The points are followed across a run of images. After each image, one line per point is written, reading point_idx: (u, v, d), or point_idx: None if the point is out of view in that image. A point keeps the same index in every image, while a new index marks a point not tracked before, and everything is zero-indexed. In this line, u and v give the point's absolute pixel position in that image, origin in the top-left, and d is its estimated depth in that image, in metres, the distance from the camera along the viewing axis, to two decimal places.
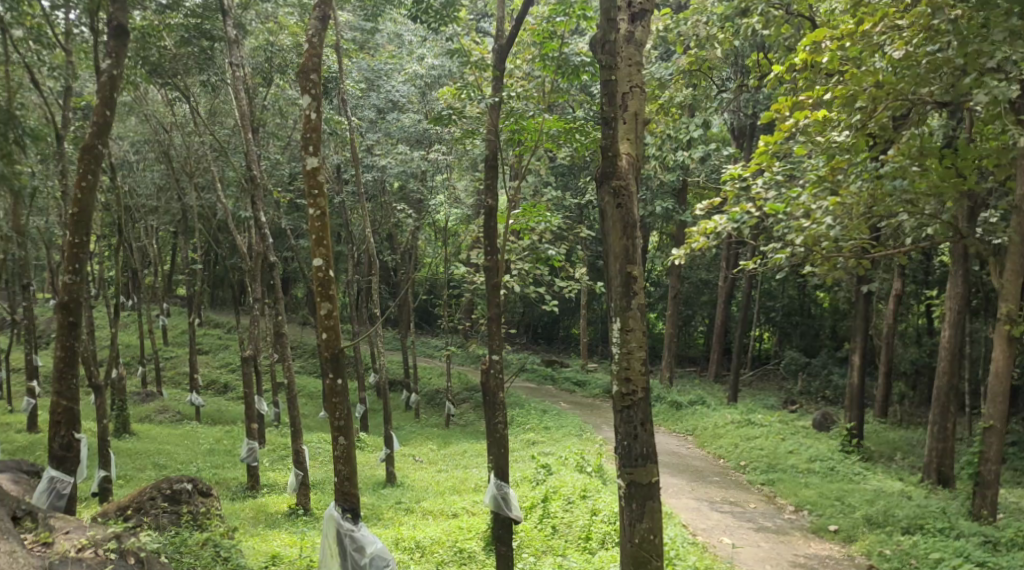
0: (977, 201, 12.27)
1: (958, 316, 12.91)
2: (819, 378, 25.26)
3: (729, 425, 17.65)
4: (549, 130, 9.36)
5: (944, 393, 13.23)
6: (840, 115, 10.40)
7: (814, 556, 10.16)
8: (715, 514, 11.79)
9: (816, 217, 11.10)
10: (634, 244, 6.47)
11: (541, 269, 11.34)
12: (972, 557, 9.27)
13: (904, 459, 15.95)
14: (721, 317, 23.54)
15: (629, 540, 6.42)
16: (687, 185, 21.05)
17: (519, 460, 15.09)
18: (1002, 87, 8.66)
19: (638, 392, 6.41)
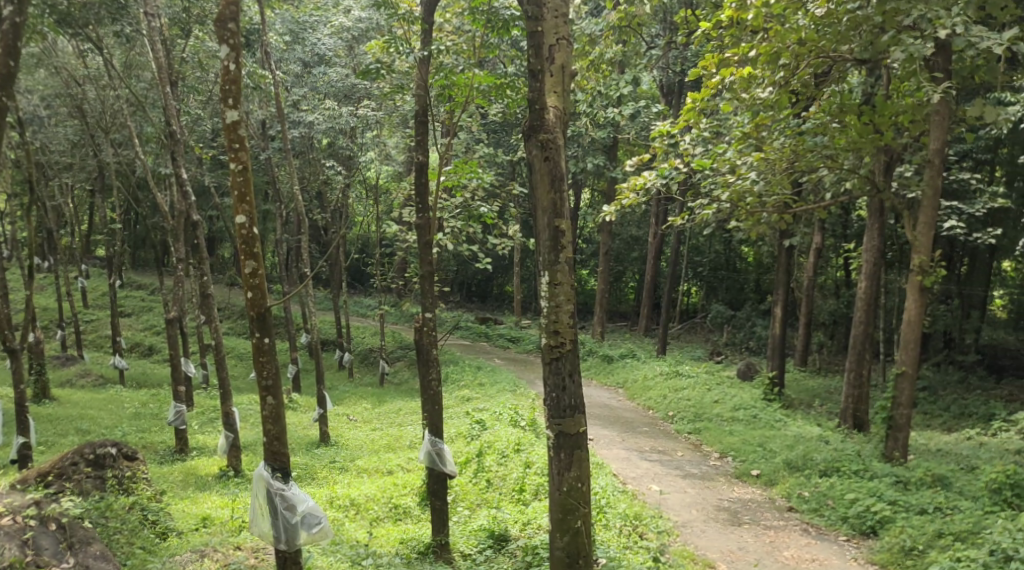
0: (893, 156, 12.68)
1: (874, 268, 13.41)
2: (744, 330, 26.00)
3: (658, 377, 18.10)
4: (480, 85, 9.19)
5: (860, 343, 13.79)
6: (764, 72, 10.65)
7: (736, 500, 10.54)
8: (644, 462, 12.11)
9: (742, 173, 11.46)
10: (563, 197, 6.53)
11: (474, 228, 11.24)
12: (883, 496, 9.75)
13: (823, 406, 16.60)
14: (650, 272, 23.89)
15: (558, 489, 6.59)
16: (618, 141, 21.17)
17: (453, 417, 15.18)
18: (917, 45, 9.01)
19: (566, 344, 6.50)
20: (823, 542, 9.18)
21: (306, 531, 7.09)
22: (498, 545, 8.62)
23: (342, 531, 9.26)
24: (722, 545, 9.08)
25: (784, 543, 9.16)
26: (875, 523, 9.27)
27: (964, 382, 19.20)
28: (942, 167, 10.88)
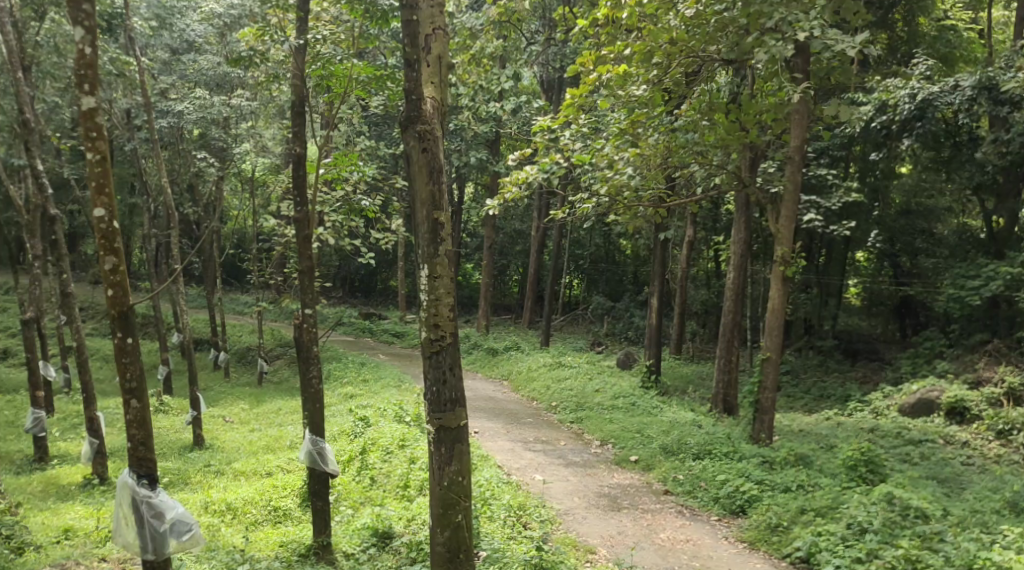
0: (758, 152, 13.33)
1: (742, 260, 14.08)
2: (624, 320, 26.69)
3: (541, 368, 18.36)
4: (359, 76, 9.05)
5: (729, 331, 14.40)
6: (638, 70, 10.92)
7: (616, 486, 10.83)
8: (528, 453, 12.24)
9: (618, 168, 11.71)
10: (441, 188, 6.52)
11: (356, 222, 10.78)
12: (751, 476, 10.24)
13: (697, 392, 17.29)
14: (533, 265, 24.17)
15: (438, 483, 6.58)
16: (500, 136, 21.32)
17: (336, 414, 14.90)
18: (779, 47, 9.45)
19: (446, 337, 6.50)
20: (696, 523, 9.54)
21: (175, 539, 6.82)
22: (382, 543, 8.51)
23: (217, 537, 8.96)
24: (602, 530, 9.31)
25: (661, 525, 9.47)
26: (744, 502, 9.72)
27: (823, 365, 20.41)
28: (802, 163, 11.52)
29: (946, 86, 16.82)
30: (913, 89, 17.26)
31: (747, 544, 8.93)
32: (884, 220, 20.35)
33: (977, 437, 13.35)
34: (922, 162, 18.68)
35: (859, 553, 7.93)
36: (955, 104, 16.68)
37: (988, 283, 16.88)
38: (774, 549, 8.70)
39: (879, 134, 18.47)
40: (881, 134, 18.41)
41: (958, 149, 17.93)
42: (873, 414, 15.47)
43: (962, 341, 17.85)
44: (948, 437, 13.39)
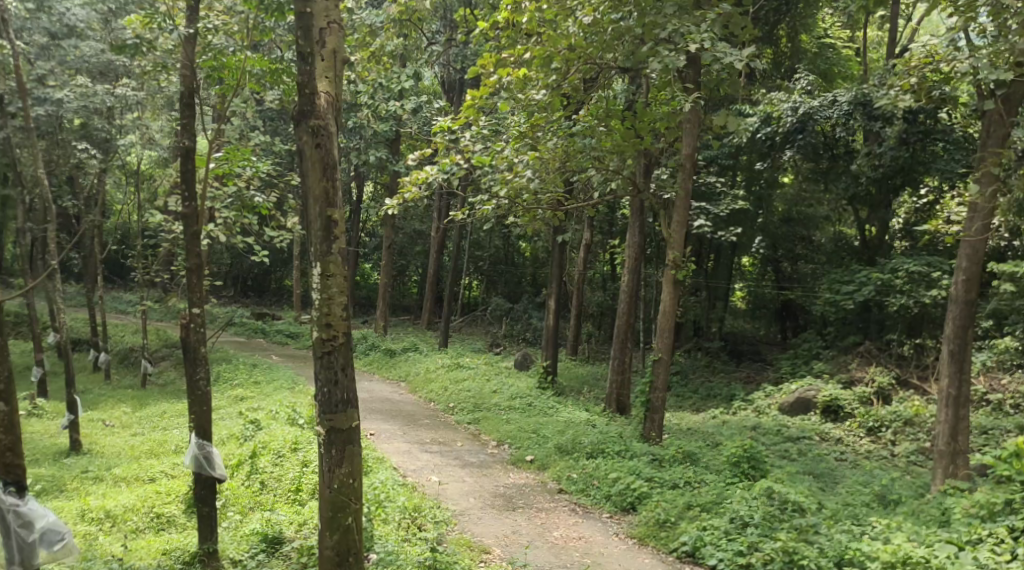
0: (652, 160, 13.72)
1: (635, 264, 14.43)
2: (521, 322, 26.88)
3: (439, 370, 18.31)
4: (253, 69, 8.83)
5: (622, 333, 14.71)
6: (538, 73, 11.02)
7: (512, 485, 10.92)
8: (424, 454, 12.19)
9: (517, 170, 11.84)
10: (335, 186, 6.42)
11: (249, 219, 10.48)
12: (642, 474, 10.51)
13: (591, 392, 17.60)
14: (433, 266, 24.07)
15: (328, 486, 6.49)
16: (399, 136, 21.14)
17: (225, 417, 14.43)
18: (671, 57, 9.79)
19: (339, 337, 6.41)
20: (589, 521, 9.72)
21: (46, 548, 6.48)
22: (272, 549, 8.28)
23: (94, 546, 8.54)
24: (497, 530, 9.36)
25: (555, 524, 9.60)
26: (634, 499, 9.96)
27: (711, 365, 21.13)
28: (693, 171, 11.91)
29: (825, 101, 18.01)
30: (795, 103, 18.42)
31: (636, 540, 9.15)
32: (768, 227, 21.03)
33: (850, 433, 14.12)
34: (802, 173, 19.75)
35: (741, 547, 8.26)
36: (833, 118, 17.95)
37: (861, 288, 17.84)
38: (662, 544, 8.94)
39: (764, 145, 19.44)
40: (766, 145, 19.38)
41: (836, 160, 19.11)
42: (756, 412, 16.13)
43: (838, 343, 18.85)
44: (824, 434, 14.10)
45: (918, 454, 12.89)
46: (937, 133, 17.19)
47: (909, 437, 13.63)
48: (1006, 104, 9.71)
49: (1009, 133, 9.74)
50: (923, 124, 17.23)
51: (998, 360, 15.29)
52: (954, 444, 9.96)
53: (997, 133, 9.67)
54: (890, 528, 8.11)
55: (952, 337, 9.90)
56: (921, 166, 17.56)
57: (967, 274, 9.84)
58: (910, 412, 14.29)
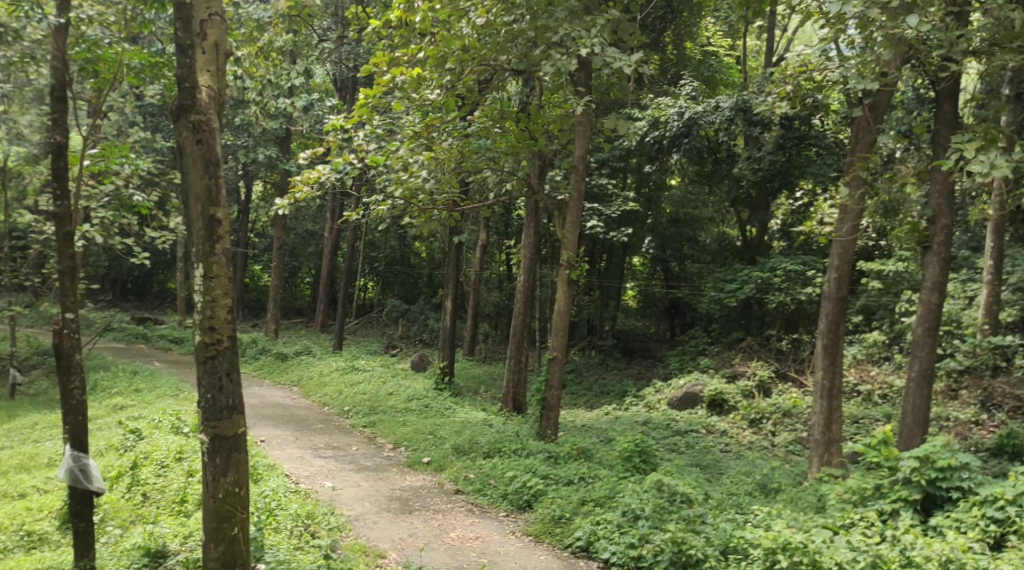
0: (546, 161, 13.88)
1: (530, 264, 14.57)
2: (417, 323, 26.71)
3: (333, 373, 17.99)
4: (130, 63, 8.38)
5: (518, 332, 14.81)
6: (431, 73, 10.94)
7: (407, 488, 10.84)
8: (317, 460, 11.95)
9: (412, 171, 11.76)
10: (218, 183, 6.22)
11: (128, 219, 10.00)
12: (537, 471, 10.63)
13: (488, 392, 17.69)
14: (327, 267, 23.63)
15: (213, 496, 6.27)
16: (289, 134, 20.67)
17: (103, 428, 13.72)
18: (563, 60, 9.97)
19: (223, 340, 6.21)
20: (485, 520, 9.76)
21: None
22: (155, 564, 7.90)
23: None
24: (393, 533, 9.26)
25: (451, 525, 9.59)
26: (530, 497, 10.06)
27: (604, 363, 21.56)
28: (585, 172, 12.10)
29: (709, 107, 18.48)
30: (681, 108, 18.94)
31: (532, 537, 9.24)
32: (656, 228, 21.65)
33: (734, 426, 14.69)
34: (688, 175, 20.68)
35: (633, 539, 8.46)
36: (716, 123, 18.44)
37: (742, 286, 18.65)
38: (557, 540, 9.06)
39: (652, 148, 19.99)
40: (654, 149, 19.92)
41: (718, 164, 20.00)
42: (647, 408, 16.59)
43: (722, 339, 19.56)
44: (710, 427, 14.63)
45: (796, 444, 13.53)
46: (812, 138, 18.18)
47: (787, 428, 14.29)
48: (873, 111, 10.24)
49: (874, 139, 10.29)
50: (798, 129, 18.20)
51: (868, 353, 16.23)
52: (828, 434, 10.51)
53: (865, 139, 10.20)
54: (770, 516, 8.44)
55: (826, 332, 10.41)
56: (796, 170, 18.63)
57: (839, 272, 10.36)
58: (788, 404, 14.98)
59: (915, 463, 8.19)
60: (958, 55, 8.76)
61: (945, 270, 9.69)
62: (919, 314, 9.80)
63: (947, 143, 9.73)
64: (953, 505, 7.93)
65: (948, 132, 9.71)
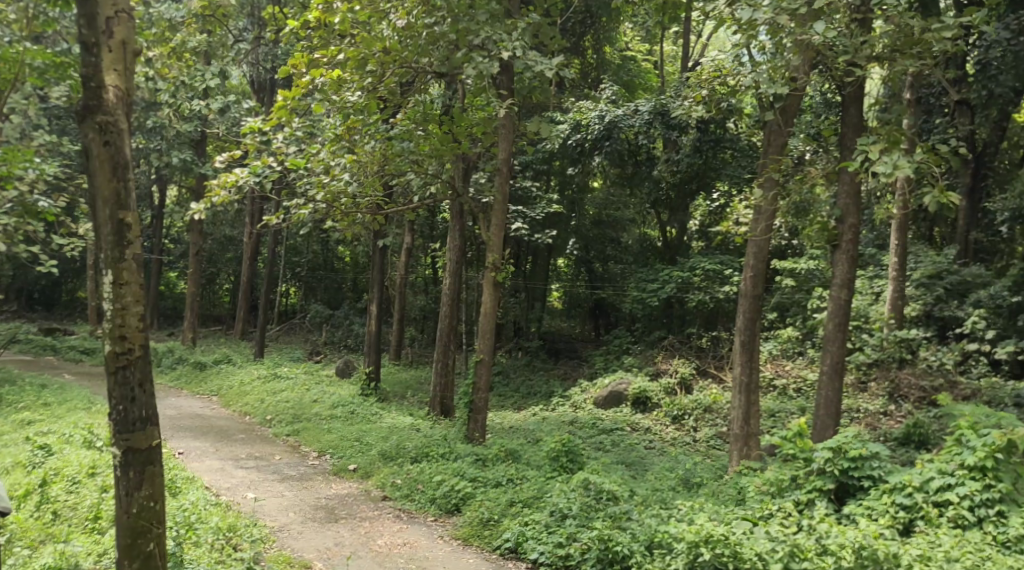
0: (470, 164, 13.90)
1: (456, 267, 14.56)
2: (342, 329, 26.38)
3: (255, 382, 17.60)
4: (33, 62, 7.95)
5: (444, 335, 14.76)
6: (352, 75, 10.80)
7: (333, 496, 10.68)
8: (239, 471, 11.67)
9: (334, 174, 11.58)
10: (127, 187, 6.03)
11: (33, 226, 9.54)
12: (466, 474, 10.63)
13: (415, 396, 17.59)
14: (247, 273, 23.10)
15: (126, 511, 6.07)
16: (205, 136, 20.15)
17: (8, 445, 13.07)
18: (485, 63, 10.00)
19: (135, 350, 6.02)
20: (414, 525, 9.69)
21: None
22: None
23: None
24: (319, 543, 9.11)
25: (379, 532, 9.48)
26: (458, 500, 10.04)
27: (531, 364, 21.66)
28: (509, 175, 12.16)
29: (628, 111, 18.94)
30: (602, 111, 19.29)
31: (460, 541, 9.21)
32: (580, 230, 21.75)
33: (658, 423, 14.98)
34: (610, 178, 20.88)
35: (560, 538, 8.54)
36: (636, 127, 18.90)
37: (663, 286, 19.18)
38: (485, 543, 9.07)
39: (575, 151, 20.19)
40: (576, 152, 20.11)
41: (639, 165, 20.27)
42: (573, 408, 16.75)
43: (645, 338, 19.87)
44: (634, 424, 14.88)
45: (717, 439, 13.86)
46: (727, 141, 18.76)
47: (708, 424, 14.63)
48: (784, 115, 10.60)
49: (786, 142, 10.64)
50: (714, 132, 18.67)
51: (783, 349, 16.75)
52: (747, 428, 10.82)
53: (778, 142, 10.56)
54: (693, 509, 8.59)
55: (743, 329, 10.70)
56: (712, 171, 19.32)
57: (755, 271, 10.69)
58: (709, 400, 15.35)
59: (829, 454, 8.47)
60: (862, 61, 9.13)
61: (852, 268, 10.07)
62: (830, 310, 10.17)
63: (853, 146, 10.14)
64: (865, 493, 8.27)
65: (855, 134, 10.12)
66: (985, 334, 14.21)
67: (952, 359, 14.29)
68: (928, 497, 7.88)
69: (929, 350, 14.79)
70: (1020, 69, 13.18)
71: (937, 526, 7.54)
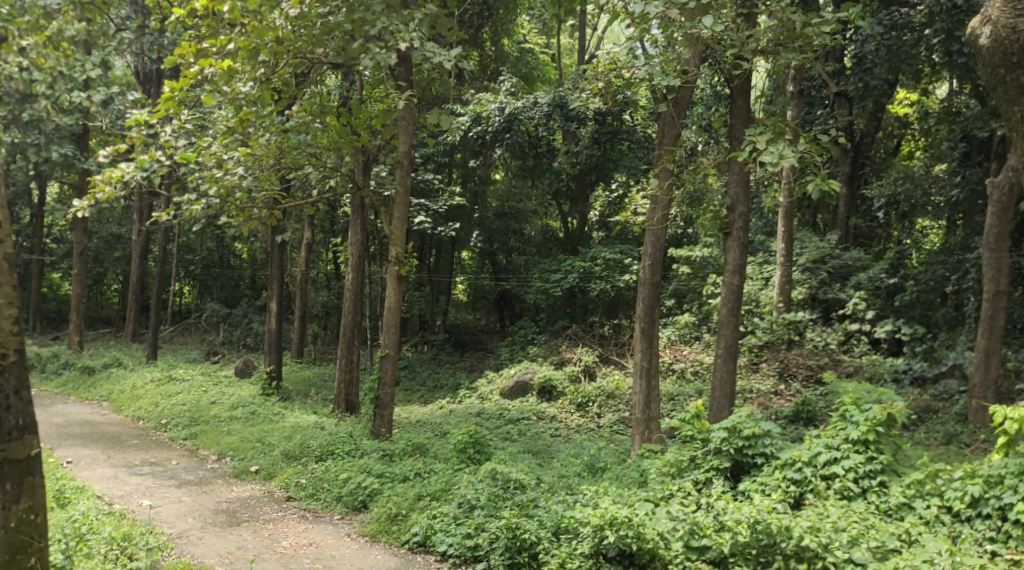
0: (371, 157, 13.75)
1: (358, 261, 14.36)
2: (241, 327, 25.68)
3: (148, 385, 16.92)
4: None
5: (348, 331, 14.53)
6: (243, 66, 10.46)
7: (234, 499, 10.40)
8: (133, 478, 11.22)
9: (228, 167, 11.20)
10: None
11: None
12: (372, 471, 10.53)
13: (318, 394, 17.30)
14: (137, 272, 22.15)
15: (2, 527, 5.73)
16: (87, 130, 19.20)
17: None
18: (382, 54, 9.88)
19: (9, 355, 5.71)
20: (319, 525, 9.54)
21: None
22: None
23: None
24: (220, 548, 8.85)
25: (283, 533, 9.28)
26: (365, 497, 9.94)
27: (436, 357, 21.56)
28: (410, 168, 12.07)
29: (527, 102, 19.28)
30: (501, 104, 19.44)
31: (368, 538, 9.13)
32: (483, 222, 21.80)
33: (563, 411, 15.19)
34: (512, 169, 21.25)
35: (469, 529, 8.56)
36: (535, 118, 19.33)
37: (566, 276, 19.56)
38: (394, 538, 8.99)
39: (477, 143, 20.31)
40: (478, 144, 20.25)
41: (539, 158, 20.62)
42: (480, 399, 16.83)
43: (549, 328, 20.09)
44: (540, 413, 15.05)
45: (619, 424, 14.18)
46: (624, 133, 19.32)
47: (611, 409, 14.93)
48: (676, 107, 10.86)
49: (679, 134, 10.91)
50: (611, 124, 19.30)
51: (681, 334, 17.22)
52: (648, 412, 11.09)
53: (671, 133, 10.81)
54: (598, 494, 8.74)
55: (643, 316, 10.95)
56: (611, 162, 19.81)
57: (653, 259, 10.95)
58: (611, 386, 15.67)
59: (725, 433, 8.79)
60: (749, 55, 9.45)
61: (743, 254, 10.45)
62: (724, 296, 10.52)
63: (741, 136, 10.55)
64: (758, 470, 8.62)
65: (743, 125, 10.51)
66: (866, 314, 15.06)
67: (836, 339, 14.98)
68: (817, 470, 8.27)
69: (815, 331, 15.49)
70: (893, 62, 13.91)
71: (824, 497, 7.93)
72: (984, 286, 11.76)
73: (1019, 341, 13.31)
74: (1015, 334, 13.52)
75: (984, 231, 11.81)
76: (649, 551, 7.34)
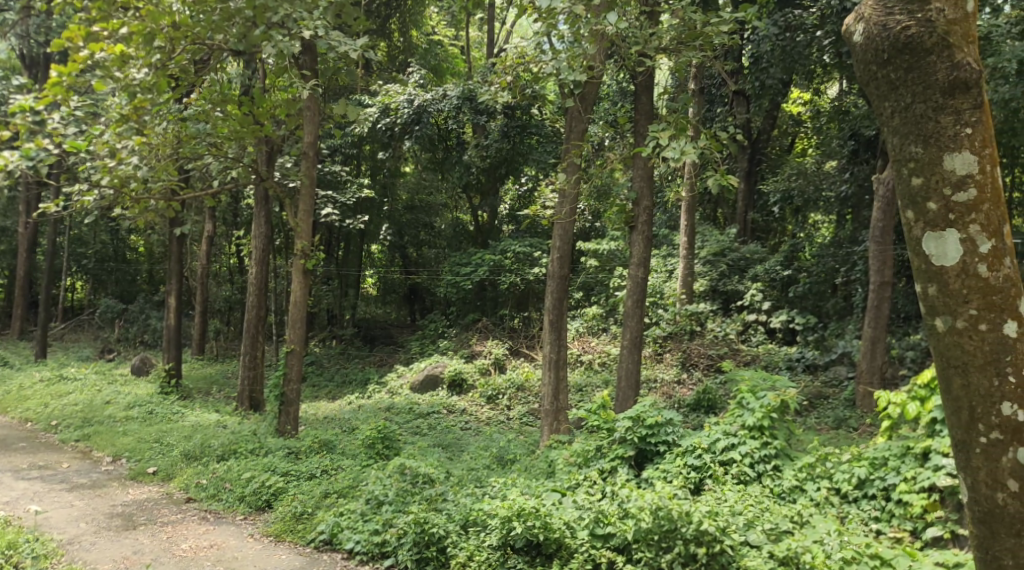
0: (275, 147, 13.44)
1: (263, 254, 14.01)
2: (138, 323, 24.75)
3: (37, 386, 16.11)
4: None
5: (252, 326, 14.16)
6: (137, 51, 9.87)
7: (130, 502, 10.02)
8: (19, 482, 10.67)
9: (122, 157, 10.70)
10: None
11: None
12: (277, 469, 10.33)
13: (221, 391, 16.83)
14: (25, 267, 21.05)
15: None
16: None
17: None
18: (286, 42, 9.64)
19: None
20: (221, 526, 9.27)
21: None
22: None
23: None
24: (114, 553, 8.52)
25: (182, 536, 8.99)
26: (269, 496, 9.72)
27: (345, 352, 21.27)
28: (316, 158, 11.83)
29: (436, 94, 19.08)
30: (410, 95, 19.16)
31: (272, 537, 8.92)
32: (393, 215, 21.84)
33: (473, 403, 15.21)
34: (422, 162, 21.08)
35: (376, 525, 8.48)
36: (445, 111, 19.08)
37: (476, 270, 19.61)
38: (298, 537, 8.84)
39: (384, 135, 19.93)
40: (386, 136, 19.89)
41: (449, 151, 20.48)
42: (390, 393, 16.70)
43: (459, 321, 20.10)
44: (450, 407, 15.05)
45: (529, 416, 14.28)
46: (533, 127, 19.39)
47: (521, 402, 15.03)
48: (582, 102, 10.99)
49: (585, 129, 11.07)
50: (520, 118, 19.31)
51: (588, 326, 17.50)
52: (556, 403, 11.21)
53: (577, 128, 10.97)
54: (505, 486, 8.79)
55: (551, 309, 11.04)
56: (520, 156, 19.90)
57: (560, 252, 11.06)
58: (521, 379, 15.78)
59: (629, 423, 8.99)
60: (651, 51, 9.67)
61: (648, 247, 10.66)
62: (629, 288, 10.71)
63: (645, 132, 10.76)
64: (660, 457, 8.85)
65: (647, 121, 10.73)
66: (763, 305, 15.64)
67: (735, 329, 15.52)
68: (715, 457, 8.56)
69: (715, 322, 15.97)
70: (787, 62, 14.45)
71: (722, 482, 8.18)
72: (871, 277, 12.36)
73: (902, 330, 14.06)
74: (899, 322, 14.28)
75: (871, 225, 12.32)
76: (555, 540, 7.43)
